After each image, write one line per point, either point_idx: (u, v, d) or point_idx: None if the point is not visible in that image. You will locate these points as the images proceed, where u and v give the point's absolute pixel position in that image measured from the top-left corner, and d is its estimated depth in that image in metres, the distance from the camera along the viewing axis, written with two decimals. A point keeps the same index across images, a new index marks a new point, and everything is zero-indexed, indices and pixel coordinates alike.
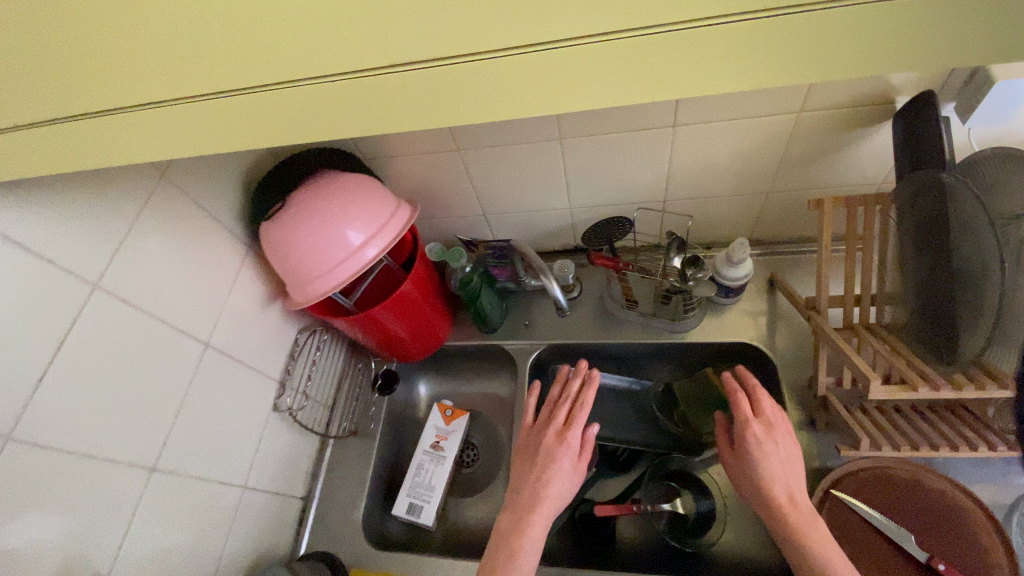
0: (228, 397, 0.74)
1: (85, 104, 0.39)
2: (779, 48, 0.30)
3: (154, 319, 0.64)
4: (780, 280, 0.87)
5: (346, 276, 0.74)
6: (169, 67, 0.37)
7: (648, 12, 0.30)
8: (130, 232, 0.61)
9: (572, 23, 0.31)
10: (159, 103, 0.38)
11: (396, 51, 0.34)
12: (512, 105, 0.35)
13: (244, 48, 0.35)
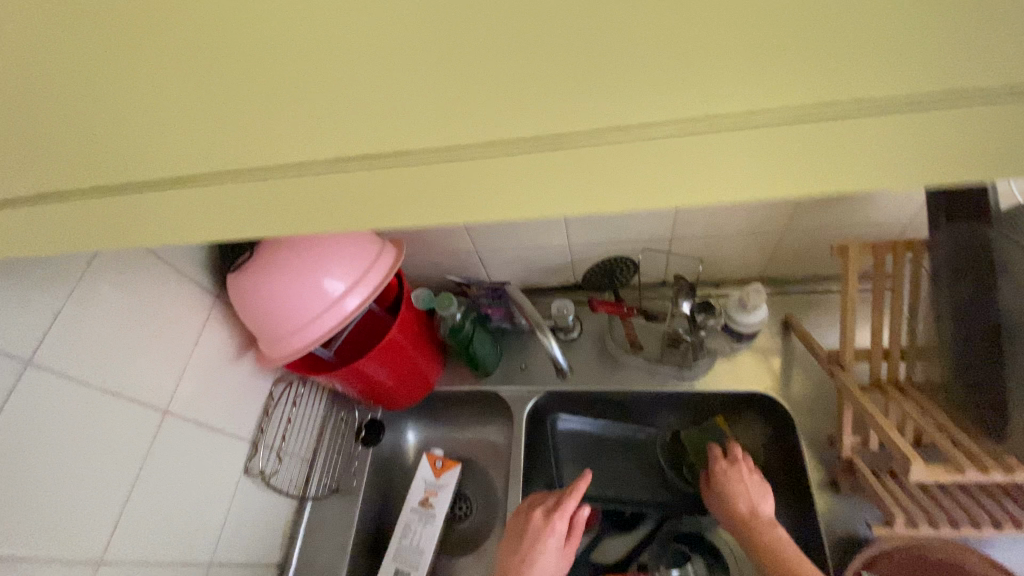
0: (189, 464, 0.67)
1: (79, 175, 0.38)
2: (837, 142, 0.27)
3: (94, 388, 0.56)
4: (797, 323, 0.81)
5: (318, 334, 0.66)
6: (174, 137, 0.36)
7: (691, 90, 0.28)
8: (71, 291, 0.54)
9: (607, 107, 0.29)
10: (145, 188, 0.37)
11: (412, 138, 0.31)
12: (531, 192, 0.31)
13: (247, 118, 0.34)
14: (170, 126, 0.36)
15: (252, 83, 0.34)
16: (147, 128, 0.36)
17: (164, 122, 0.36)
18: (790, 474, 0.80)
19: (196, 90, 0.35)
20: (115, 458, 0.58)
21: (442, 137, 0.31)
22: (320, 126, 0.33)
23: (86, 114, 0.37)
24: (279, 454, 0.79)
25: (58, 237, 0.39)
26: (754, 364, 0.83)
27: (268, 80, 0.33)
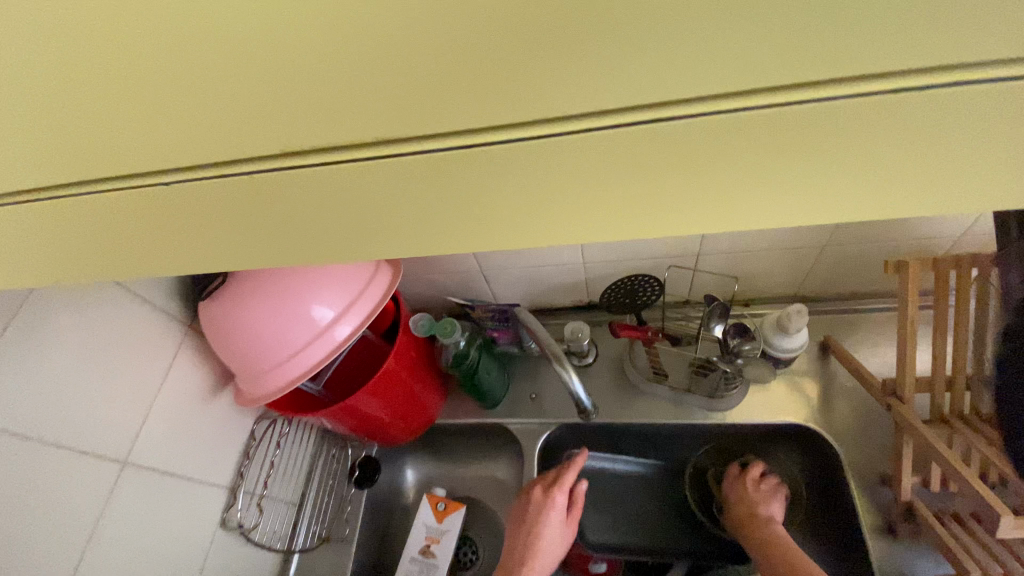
0: (155, 521, 0.58)
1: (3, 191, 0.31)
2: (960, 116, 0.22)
3: (37, 440, 0.48)
4: (837, 345, 0.73)
5: (302, 371, 0.57)
6: (116, 145, 0.29)
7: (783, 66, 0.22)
8: (6, 327, 0.46)
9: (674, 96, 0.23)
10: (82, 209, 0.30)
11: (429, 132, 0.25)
12: (582, 183, 0.26)
13: (209, 122, 0.27)
14: (110, 132, 0.28)
15: (207, 76, 0.26)
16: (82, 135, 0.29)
17: (103, 129, 0.28)
18: (835, 515, 0.71)
19: (132, 87, 0.27)
20: (67, 521, 0.50)
21: (462, 142, 0.26)
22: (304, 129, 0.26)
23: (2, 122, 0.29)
24: (260, 503, 0.70)
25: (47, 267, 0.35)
26: (791, 392, 0.74)
27: (225, 69, 0.26)
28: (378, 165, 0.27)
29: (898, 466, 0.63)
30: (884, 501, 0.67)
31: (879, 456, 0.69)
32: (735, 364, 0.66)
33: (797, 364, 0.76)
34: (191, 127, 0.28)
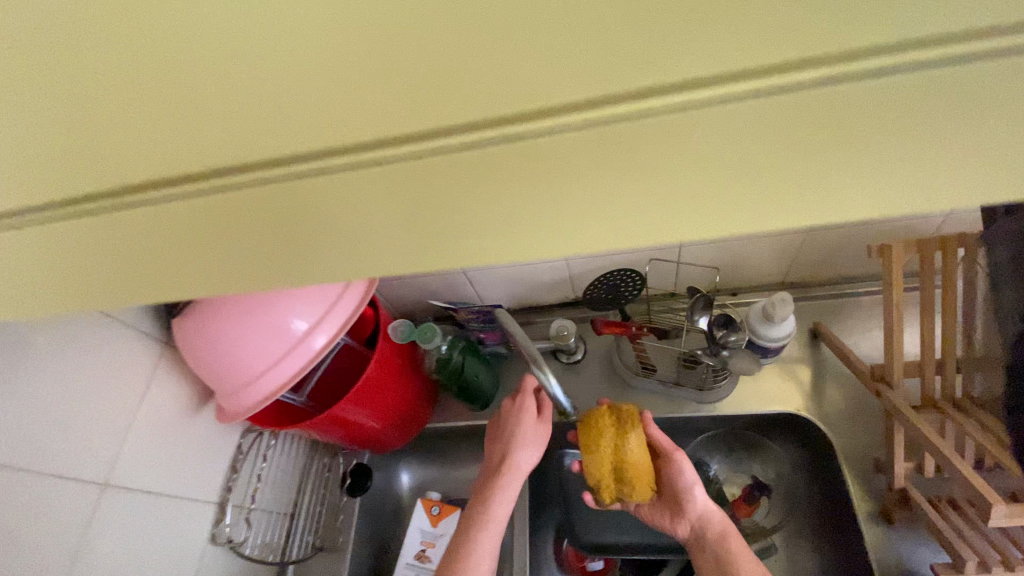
0: (138, 541, 0.58)
1: None
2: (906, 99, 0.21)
3: (13, 468, 0.47)
4: (826, 331, 0.72)
5: (278, 383, 0.57)
6: (69, 169, 0.29)
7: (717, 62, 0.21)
8: None
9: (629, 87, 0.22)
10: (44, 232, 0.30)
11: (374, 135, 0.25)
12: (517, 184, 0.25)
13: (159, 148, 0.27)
14: (64, 157, 0.29)
15: (159, 102, 0.27)
16: (35, 160, 0.29)
17: (56, 155, 0.29)
18: (830, 504, 0.70)
19: (89, 113, 0.28)
20: (42, 548, 0.49)
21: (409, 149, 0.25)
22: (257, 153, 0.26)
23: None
24: (249, 517, 0.70)
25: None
26: (782, 381, 0.73)
27: (178, 90, 0.27)
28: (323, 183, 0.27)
29: (891, 453, 0.62)
30: (878, 488, 0.66)
31: (871, 441, 0.68)
32: (719, 356, 0.65)
33: (787, 352, 0.75)
34: (144, 147, 0.28)
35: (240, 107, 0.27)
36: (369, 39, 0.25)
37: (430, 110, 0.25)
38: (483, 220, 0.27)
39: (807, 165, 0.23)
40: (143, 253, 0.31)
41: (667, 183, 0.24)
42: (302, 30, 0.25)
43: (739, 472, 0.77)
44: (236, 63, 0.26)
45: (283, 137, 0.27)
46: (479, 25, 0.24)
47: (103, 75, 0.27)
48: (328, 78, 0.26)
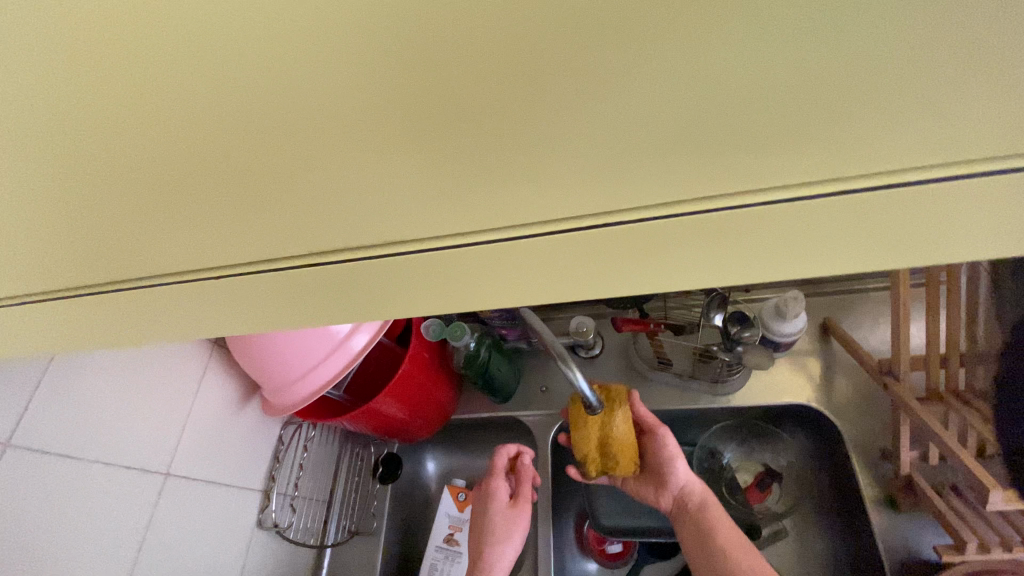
0: (197, 526, 0.62)
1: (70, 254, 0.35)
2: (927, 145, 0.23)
3: (86, 460, 0.51)
4: (836, 327, 0.75)
5: (322, 380, 0.61)
6: (142, 207, 0.32)
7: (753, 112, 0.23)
8: (53, 358, 0.49)
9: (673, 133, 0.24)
10: (134, 254, 0.34)
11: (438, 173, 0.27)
12: None
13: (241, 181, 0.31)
14: (136, 195, 0.31)
15: (212, 147, 0.29)
16: (111, 197, 0.32)
17: (126, 195, 0.32)
18: (838, 490, 0.74)
19: (150, 157, 0.30)
20: (117, 532, 0.53)
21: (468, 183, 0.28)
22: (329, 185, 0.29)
23: (35, 189, 0.33)
24: (292, 503, 0.75)
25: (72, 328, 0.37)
26: (793, 373, 0.77)
27: (225, 135, 0.28)
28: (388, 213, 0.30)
29: (897, 442, 0.66)
30: (885, 475, 0.69)
31: (879, 431, 0.72)
32: (734, 352, 0.69)
33: (798, 346, 0.78)
34: (205, 184, 0.30)
35: (285, 150, 0.28)
36: (401, 83, 0.25)
37: (462, 159, 0.26)
38: (513, 264, 0.28)
39: (832, 217, 0.23)
40: (216, 286, 0.33)
41: (696, 223, 0.25)
42: (333, 77, 0.25)
43: (751, 460, 0.80)
44: (277, 104, 0.27)
45: (329, 178, 0.28)
46: (510, 70, 0.24)
47: (157, 121, 0.29)
48: (365, 120, 0.26)
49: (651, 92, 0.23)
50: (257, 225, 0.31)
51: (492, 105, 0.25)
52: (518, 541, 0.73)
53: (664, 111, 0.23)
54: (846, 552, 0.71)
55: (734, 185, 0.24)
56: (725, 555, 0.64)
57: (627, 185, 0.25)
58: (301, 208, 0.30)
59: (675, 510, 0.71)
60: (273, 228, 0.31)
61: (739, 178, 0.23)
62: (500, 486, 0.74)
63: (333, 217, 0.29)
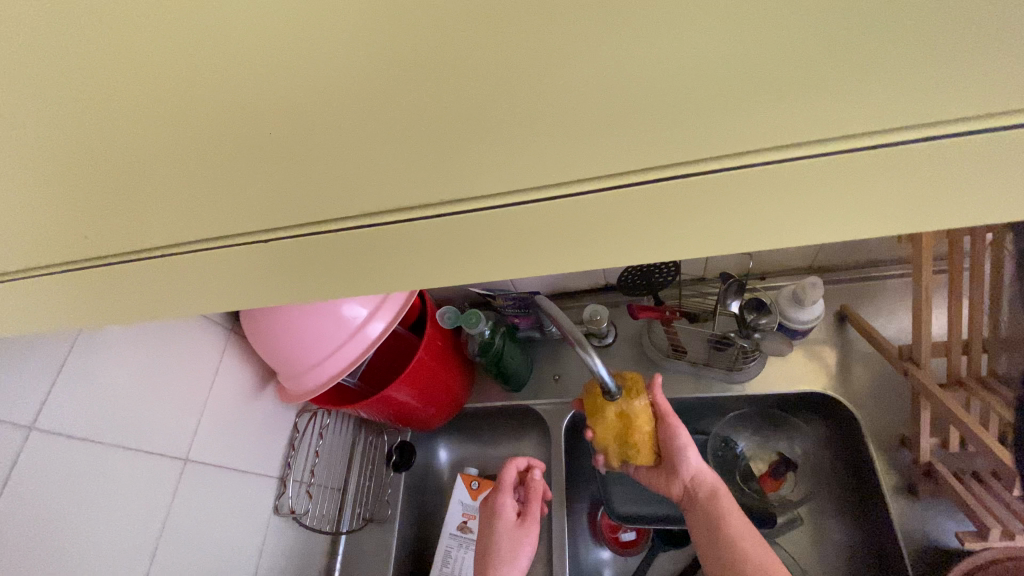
0: (215, 511, 0.63)
1: (82, 236, 0.34)
2: (976, 110, 0.22)
3: (106, 445, 0.51)
4: (853, 314, 0.74)
5: (341, 366, 0.61)
6: (166, 186, 0.32)
7: (791, 78, 0.23)
8: (73, 344, 0.49)
9: (710, 101, 0.24)
10: (152, 237, 0.33)
11: (468, 147, 0.27)
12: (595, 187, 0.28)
13: (258, 159, 0.30)
14: (159, 172, 0.31)
15: (237, 121, 0.29)
16: (133, 175, 0.32)
17: (148, 173, 0.31)
18: (854, 478, 0.73)
19: (174, 134, 0.30)
20: (138, 517, 0.53)
21: (497, 158, 0.27)
22: (355, 161, 0.29)
23: (48, 170, 0.32)
24: (309, 490, 0.76)
25: (83, 310, 0.37)
26: (809, 361, 0.76)
27: (253, 110, 0.28)
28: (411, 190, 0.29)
29: (917, 429, 0.65)
30: (903, 464, 0.69)
31: (896, 419, 0.71)
32: (751, 338, 0.68)
33: (814, 334, 0.77)
34: (230, 160, 0.30)
35: (314, 123, 0.28)
36: (434, 52, 0.25)
37: (495, 124, 0.26)
38: (543, 225, 0.28)
39: (850, 179, 0.24)
40: (236, 259, 0.33)
41: (726, 191, 0.25)
42: (366, 47, 0.26)
43: (766, 448, 0.80)
44: (307, 76, 0.27)
45: (356, 149, 0.28)
46: (544, 37, 0.24)
47: (181, 96, 0.29)
48: (397, 90, 0.27)
49: (683, 58, 0.23)
50: (281, 198, 0.31)
51: (525, 71, 0.25)
52: (524, 563, 0.71)
53: (695, 74, 0.24)
54: (864, 541, 0.71)
55: (764, 144, 0.24)
56: (737, 547, 0.63)
57: (657, 147, 0.25)
58: (327, 178, 0.30)
59: (688, 498, 0.71)
60: (296, 200, 0.31)
61: (768, 142, 0.24)
62: (506, 502, 0.73)
63: (360, 185, 0.30)
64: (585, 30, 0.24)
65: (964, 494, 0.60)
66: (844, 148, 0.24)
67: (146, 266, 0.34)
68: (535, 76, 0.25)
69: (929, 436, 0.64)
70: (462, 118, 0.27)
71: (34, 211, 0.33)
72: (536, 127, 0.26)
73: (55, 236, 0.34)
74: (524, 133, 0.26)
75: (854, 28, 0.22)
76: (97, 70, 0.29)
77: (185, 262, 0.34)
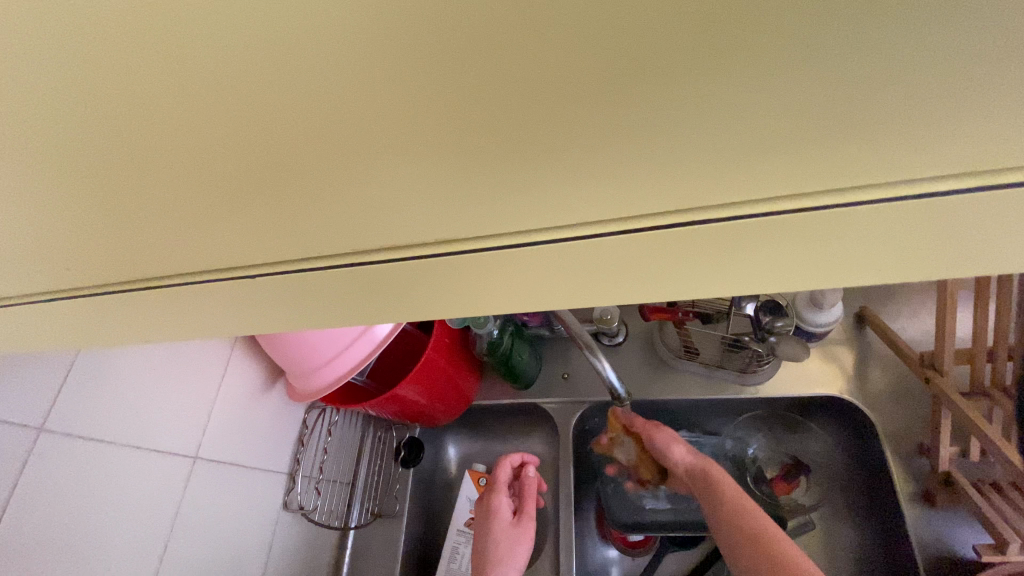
0: (226, 506, 0.63)
1: (70, 257, 0.32)
2: None
3: (116, 445, 0.52)
4: (873, 317, 0.72)
5: (348, 367, 0.61)
6: (138, 208, 0.29)
7: (846, 88, 0.19)
8: (76, 354, 0.49)
9: (746, 112, 0.20)
10: (138, 257, 0.32)
11: (463, 165, 0.24)
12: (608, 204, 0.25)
13: (235, 181, 0.27)
14: (135, 206, 0.29)
15: (207, 156, 0.26)
16: (107, 209, 0.29)
17: (126, 208, 0.29)
18: (869, 482, 0.72)
19: (145, 171, 0.27)
20: (149, 514, 0.54)
21: (499, 176, 0.24)
22: (337, 179, 0.26)
23: (16, 201, 0.30)
24: (318, 485, 0.76)
25: (83, 327, 0.36)
26: (825, 365, 0.74)
27: (223, 145, 0.25)
28: (402, 210, 0.26)
29: (935, 438, 0.64)
30: (921, 471, 0.67)
31: (916, 425, 0.69)
32: (766, 342, 0.68)
33: (831, 337, 0.75)
34: (207, 194, 0.28)
35: (293, 158, 0.25)
36: (422, 84, 0.22)
37: (493, 162, 0.23)
38: (548, 267, 0.26)
39: (902, 202, 0.21)
40: (232, 289, 0.32)
41: (757, 210, 0.22)
42: (345, 80, 0.22)
43: (777, 451, 0.78)
44: (281, 112, 0.24)
45: (342, 184, 0.26)
46: (549, 71, 0.20)
47: (141, 131, 0.26)
48: (383, 126, 0.23)
49: (714, 94, 0.20)
50: (267, 229, 0.28)
51: (525, 107, 0.22)
52: (523, 556, 0.70)
53: (725, 113, 0.20)
54: (877, 546, 0.70)
55: (793, 188, 0.22)
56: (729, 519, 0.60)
57: (680, 190, 0.22)
58: (311, 212, 0.27)
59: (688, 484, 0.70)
60: (284, 232, 0.28)
61: (802, 161, 0.21)
62: (501, 501, 0.74)
63: (346, 220, 0.27)
64: (598, 65, 0.20)
65: (982, 503, 0.58)
66: (892, 195, 0.21)
67: (142, 293, 0.33)
68: (538, 112, 0.22)
69: (948, 444, 0.62)
70: (455, 156, 0.24)
71: (21, 241, 0.32)
72: (541, 164, 0.23)
73: (49, 264, 0.33)
74: (523, 166, 0.23)
75: (924, 63, 0.18)
76: (42, 105, 0.25)
77: (181, 290, 0.32)
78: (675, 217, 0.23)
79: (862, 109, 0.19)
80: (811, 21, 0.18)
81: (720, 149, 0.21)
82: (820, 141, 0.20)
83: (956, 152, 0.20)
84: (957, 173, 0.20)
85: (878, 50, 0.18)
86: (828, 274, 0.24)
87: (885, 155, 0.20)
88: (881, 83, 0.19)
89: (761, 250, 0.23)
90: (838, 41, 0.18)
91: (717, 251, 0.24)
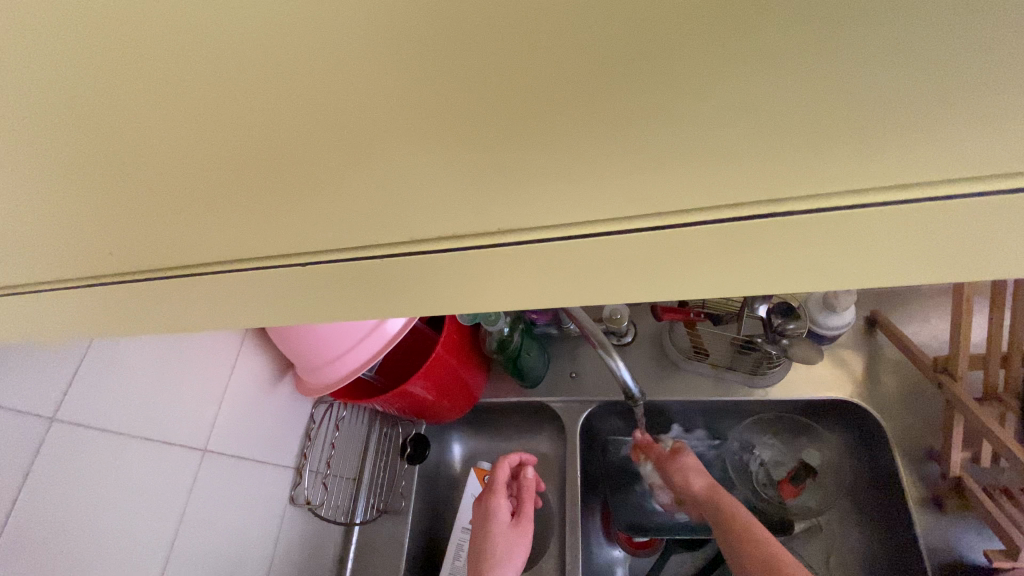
0: (233, 499, 0.63)
1: (82, 246, 0.32)
2: None
3: (126, 436, 0.52)
4: (885, 322, 0.72)
5: (358, 362, 0.61)
6: (152, 198, 0.29)
7: (893, 86, 0.18)
8: (88, 346, 0.48)
9: (786, 108, 0.19)
10: (150, 248, 0.31)
11: (485, 160, 0.23)
12: None
13: (248, 172, 0.26)
14: (153, 193, 0.28)
15: (224, 146, 0.26)
16: (124, 196, 0.29)
17: (140, 196, 0.29)
18: (877, 486, 0.72)
19: (161, 160, 0.27)
20: (157, 505, 0.54)
21: (522, 171, 0.23)
22: (354, 172, 0.25)
23: (32, 186, 0.29)
24: (325, 480, 0.76)
25: (96, 316, 0.36)
26: (835, 369, 0.74)
27: (246, 129, 0.25)
28: (420, 206, 0.25)
29: (947, 443, 0.63)
30: (931, 477, 0.67)
31: (928, 431, 0.69)
32: (779, 343, 0.67)
33: (842, 340, 0.75)
34: (225, 182, 0.27)
35: (314, 144, 0.24)
36: (444, 75, 0.21)
37: (520, 157, 0.23)
38: (568, 265, 0.26)
39: (944, 206, 0.21)
40: (244, 282, 0.31)
41: (792, 211, 0.22)
42: (370, 63, 0.21)
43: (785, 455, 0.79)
44: (307, 95, 0.23)
45: (363, 172, 0.25)
46: (591, 56, 0.19)
47: (161, 114, 0.25)
48: (401, 117, 0.23)
49: (762, 85, 0.19)
50: (281, 222, 0.28)
51: (557, 96, 0.21)
52: (517, 563, 0.70)
53: (772, 103, 0.19)
54: (886, 551, 0.69)
55: (833, 187, 0.21)
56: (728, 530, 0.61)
57: (708, 189, 0.22)
58: (326, 205, 0.26)
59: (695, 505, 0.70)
60: (299, 225, 0.28)
61: (842, 161, 0.20)
62: (500, 504, 0.73)
63: (365, 211, 0.26)
64: (643, 52, 0.19)
65: (992, 509, 0.58)
66: (929, 196, 0.20)
67: (155, 284, 0.33)
68: (567, 104, 0.21)
69: (959, 449, 0.62)
70: (476, 152, 0.23)
71: (36, 227, 0.32)
72: (567, 159, 0.22)
73: (61, 253, 0.33)
74: (548, 162, 0.22)
75: (971, 63, 0.18)
76: (62, 85, 0.25)
77: (193, 282, 0.32)
78: (706, 215, 0.22)
79: (911, 104, 0.19)
80: (859, 17, 0.17)
81: (753, 149, 0.21)
82: (869, 136, 0.20)
83: (1005, 150, 0.19)
84: (1003, 173, 0.20)
85: (936, 41, 0.17)
86: (862, 274, 0.23)
87: (933, 152, 0.20)
88: (934, 78, 0.18)
89: (792, 250, 0.23)
90: (892, 33, 0.17)
91: (747, 249, 0.23)
